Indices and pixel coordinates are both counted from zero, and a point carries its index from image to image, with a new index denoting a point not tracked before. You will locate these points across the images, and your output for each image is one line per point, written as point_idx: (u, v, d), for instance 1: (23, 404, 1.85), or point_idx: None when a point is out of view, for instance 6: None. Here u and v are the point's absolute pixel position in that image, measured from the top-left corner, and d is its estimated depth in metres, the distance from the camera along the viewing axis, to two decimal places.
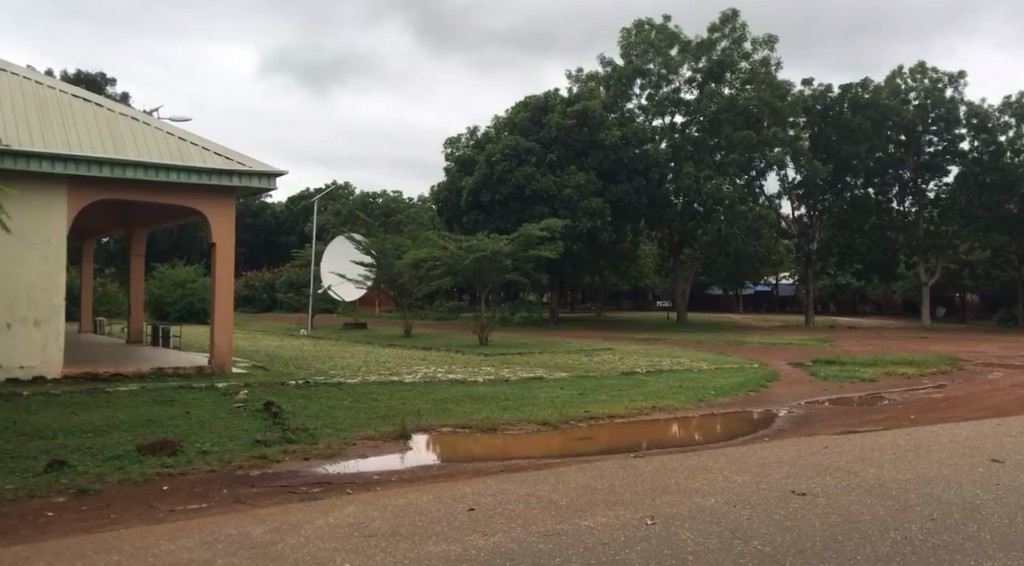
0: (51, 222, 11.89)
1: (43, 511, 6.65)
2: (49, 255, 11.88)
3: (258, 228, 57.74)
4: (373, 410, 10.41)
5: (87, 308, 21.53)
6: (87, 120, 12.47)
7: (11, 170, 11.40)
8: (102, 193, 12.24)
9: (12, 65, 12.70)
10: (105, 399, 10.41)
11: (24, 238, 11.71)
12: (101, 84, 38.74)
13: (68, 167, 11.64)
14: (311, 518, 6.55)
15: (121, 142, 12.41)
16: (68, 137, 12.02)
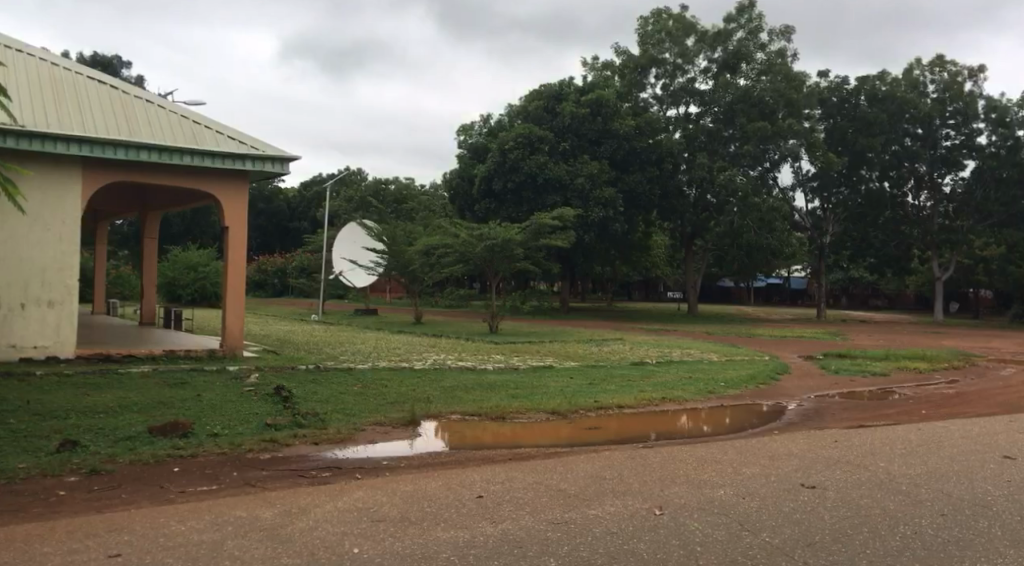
0: (65, 203, 11.93)
1: (55, 491, 6.71)
2: (63, 237, 11.94)
3: (270, 213, 57.95)
4: (383, 396, 10.44)
5: (99, 290, 21.63)
6: (102, 103, 12.49)
7: (26, 152, 11.42)
8: (116, 176, 12.26)
9: (29, 47, 12.74)
10: (117, 380, 10.47)
11: (39, 219, 11.77)
12: (117, 66, 38.91)
13: (82, 148, 11.67)
14: (319, 503, 6.58)
15: (135, 125, 12.42)
16: (82, 119, 12.03)
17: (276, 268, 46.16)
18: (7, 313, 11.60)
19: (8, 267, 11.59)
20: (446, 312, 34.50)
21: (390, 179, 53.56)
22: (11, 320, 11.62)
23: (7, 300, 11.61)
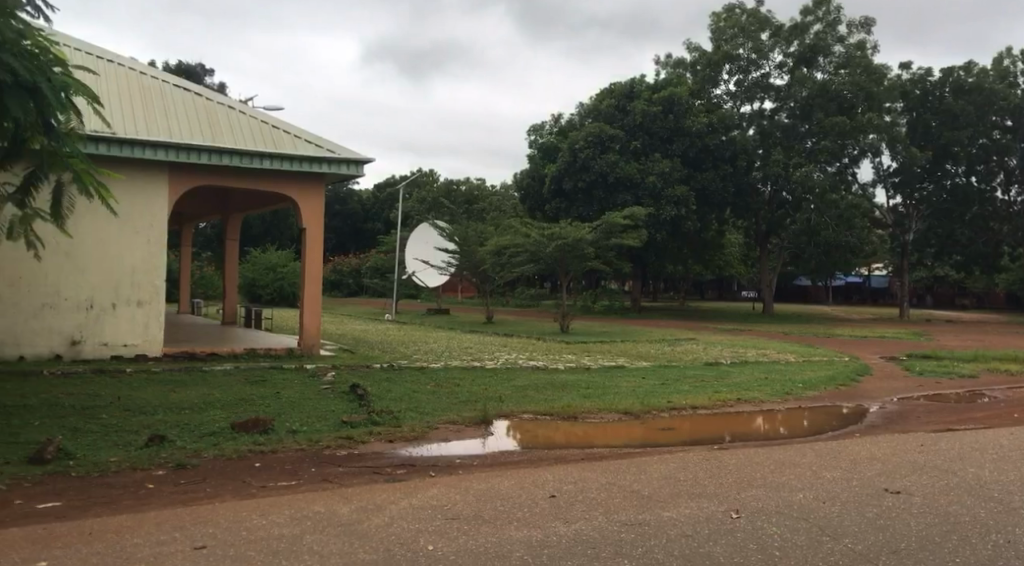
0: (154, 207, 12.44)
1: (144, 484, 7.00)
2: (152, 239, 12.46)
3: (346, 215, 59.27)
4: (455, 394, 10.58)
5: (185, 290, 22.46)
6: (186, 110, 12.94)
7: (116, 158, 11.91)
8: (200, 180, 12.69)
9: (116, 56, 13.26)
10: (202, 378, 10.83)
11: (130, 222, 12.30)
12: (201, 73, 40.24)
13: (168, 154, 12.11)
14: (395, 500, 6.69)
15: (217, 131, 12.82)
16: (168, 125, 12.48)
17: (351, 268, 47.09)
18: (100, 313, 12.12)
19: (100, 269, 12.12)
20: (518, 312, 34.62)
21: (461, 179, 53.99)
22: (103, 320, 12.14)
23: (100, 300, 12.13)
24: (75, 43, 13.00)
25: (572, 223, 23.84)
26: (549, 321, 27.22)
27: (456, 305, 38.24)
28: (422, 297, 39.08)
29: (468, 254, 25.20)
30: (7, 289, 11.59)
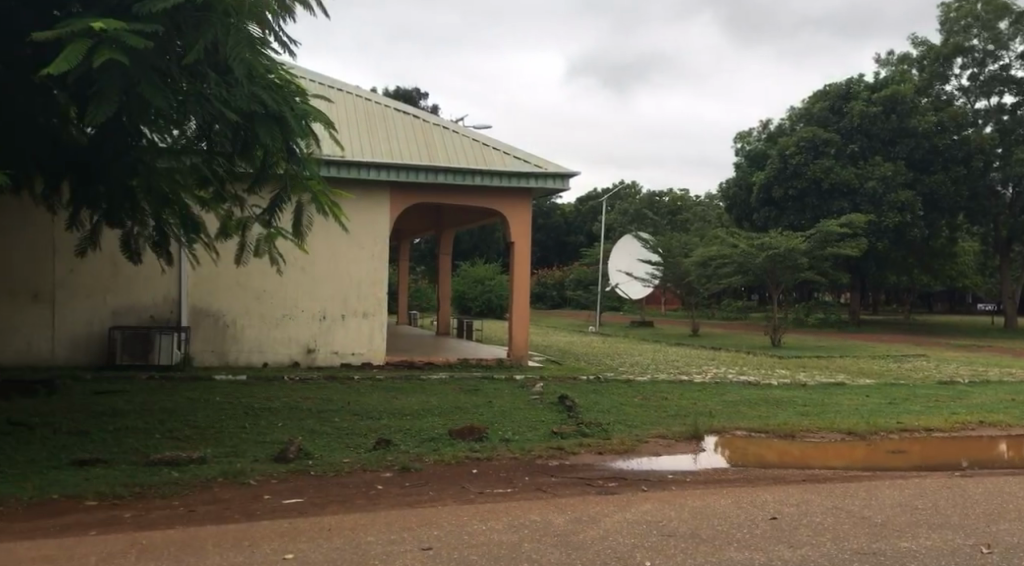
0: (377, 223, 13.27)
1: (373, 484, 7.46)
2: (375, 254, 13.29)
3: (550, 229, 60.79)
4: (664, 408, 10.44)
5: (404, 302, 23.93)
6: (405, 131, 13.77)
7: (345, 179, 12.90)
8: (417, 198, 13.43)
9: (345, 84, 14.39)
10: (420, 386, 11.41)
11: (357, 239, 13.20)
12: (417, 98, 42.72)
13: (389, 174, 12.95)
14: (608, 513, 6.69)
15: (433, 150, 13.53)
16: (390, 147, 13.34)
17: (554, 281, 48.07)
18: (331, 324, 13.10)
19: (331, 283, 13.12)
20: (723, 324, 33.79)
21: (663, 190, 53.57)
22: (334, 330, 13.13)
23: (331, 311, 13.12)
24: (309, 74, 14.11)
25: (784, 233, 22.89)
26: (760, 334, 26.30)
27: (658, 317, 37.93)
28: (624, 309, 39.12)
29: (674, 266, 25.16)
30: (254, 301, 12.85)
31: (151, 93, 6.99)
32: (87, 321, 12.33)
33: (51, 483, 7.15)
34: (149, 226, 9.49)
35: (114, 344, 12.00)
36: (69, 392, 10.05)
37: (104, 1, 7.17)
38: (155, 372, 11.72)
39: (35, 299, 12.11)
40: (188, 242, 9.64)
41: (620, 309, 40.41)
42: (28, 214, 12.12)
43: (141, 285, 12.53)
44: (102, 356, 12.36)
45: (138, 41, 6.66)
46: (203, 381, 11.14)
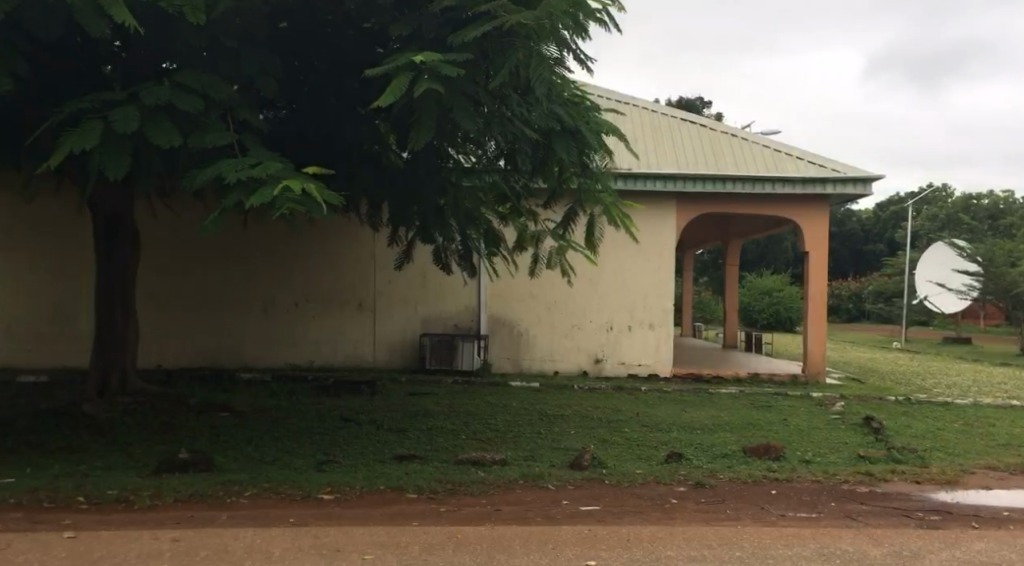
0: (664, 234, 13.56)
1: (668, 498, 7.37)
2: (662, 265, 13.59)
3: (844, 237, 57.56)
4: (994, 437, 9.27)
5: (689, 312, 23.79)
6: (692, 141, 13.92)
7: (636, 191, 13.31)
8: (705, 207, 13.51)
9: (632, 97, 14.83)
10: (708, 400, 11.17)
11: (645, 250, 13.59)
12: (701, 107, 42.46)
13: (679, 184, 13.17)
14: (933, 550, 6.03)
15: (722, 159, 13.55)
16: (678, 157, 13.56)
17: (850, 293, 45.29)
18: (618, 334, 13.53)
19: (619, 294, 13.56)
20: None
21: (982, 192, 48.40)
22: (621, 341, 13.55)
23: (619, 322, 13.54)
24: (595, 89, 14.35)
25: None
26: None
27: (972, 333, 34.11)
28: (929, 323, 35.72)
29: (999, 276, 22.51)
30: (545, 311, 13.61)
31: (461, 117, 7.58)
32: (400, 329, 13.71)
33: (378, 475, 7.97)
34: (457, 241, 9.98)
35: (424, 350, 13.22)
36: (387, 395, 10.93)
37: (420, 35, 7.87)
38: (459, 378, 12.75)
39: (359, 307, 13.67)
40: (490, 255, 10.09)
41: (925, 324, 36.85)
42: (351, 231, 13.69)
43: (446, 295, 13.70)
44: (412, 360, 13.67)
45: (452, 69, 7.29)
46: (501, 388, 11.66)
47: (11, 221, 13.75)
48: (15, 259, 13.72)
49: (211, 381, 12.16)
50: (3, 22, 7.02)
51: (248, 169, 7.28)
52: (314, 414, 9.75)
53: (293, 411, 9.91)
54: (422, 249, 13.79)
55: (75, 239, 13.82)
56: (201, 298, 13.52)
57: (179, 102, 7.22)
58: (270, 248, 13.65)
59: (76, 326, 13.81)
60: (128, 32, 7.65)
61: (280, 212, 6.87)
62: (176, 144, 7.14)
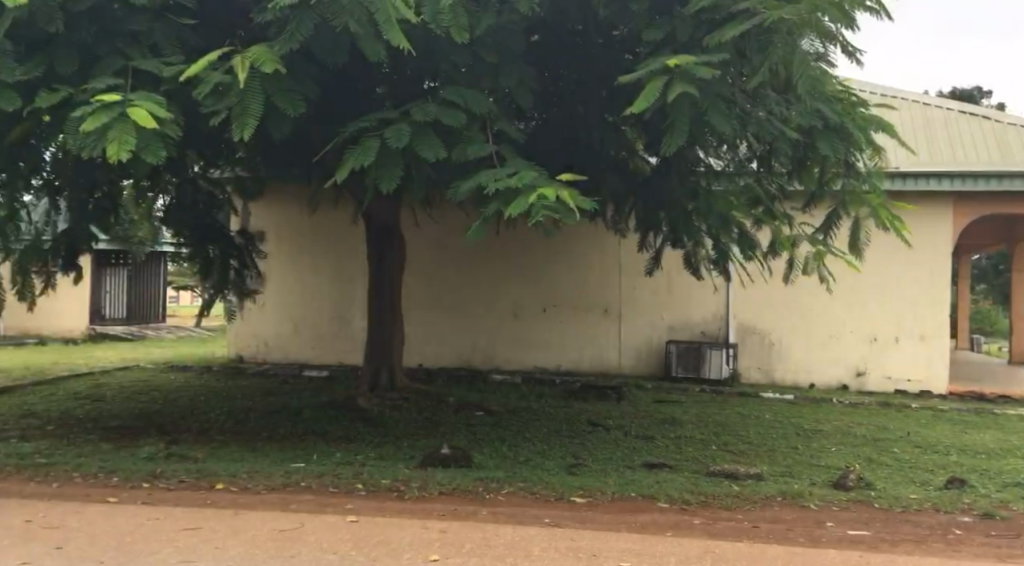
0: (940, 238, 13.13)
1: (951, 528, 6.68)
2: (935, 273, 13.12)
3: None
4: None
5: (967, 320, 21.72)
6: (975, 137, 13.41)
7: (916, 190, 12.98)
8: (991, 208, 13.01)
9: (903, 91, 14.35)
10: (990, 421, 10.16)
11: (917, 257, 13.20)
12: (978, 98, 38.50)
13: (968, 182, 12.73)
14: None
15: (1011, 155, 12.99)
16: (961, 155, 13.12)
17: None
18: (885, 345, 13.26)
19: (886, 303, 13.29)
20: None
21: None
22: (888, 352, 13.25)
23: (886, 333, 13.26)
24: (857, 83, 13.74)
25: None
26: None
27: None
28: None
29: None
30: (801, 319, 13.65)
31: (716, 120, 7.30)
32: (645, 334, 14.27)
33: (629, 481, 7.98)
34: (707, 247, 10.15)
35: (671, 358, 13.82)
36: (634, 401, 11.60)
37: (674, 39, 7.72)
38: (707, 387, 13.31)
39: (605, 313, 14.38)
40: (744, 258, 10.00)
41: None
42: (599, 239, 14.45)
43: (693, 301, 14.08)
44: (657, 366, 14.20)
45: (707, 71, 6.99)
46: (750, 400, 12.00)
47: (299, 231, 15.40)
48: (300, 266, 15.37)
49: (468, 382, 13.67)
50: (296, 52, 7.77)
51: (504, 178, 7.44)
52: (564, 416, 10.45)
53: (544, 412, 10.66)
54: (670, 258, 14.15)
55: (349, 247, 15.17)
56: (461, 302, 14.90)
57: (444, 119, 7.58)
58: (522, 255, 14.73)
59: (351, 327, 15.12)
60: (402, 57, 8.22)
61: (537, 220, 6.92)
62: (441, 157, 7.48)
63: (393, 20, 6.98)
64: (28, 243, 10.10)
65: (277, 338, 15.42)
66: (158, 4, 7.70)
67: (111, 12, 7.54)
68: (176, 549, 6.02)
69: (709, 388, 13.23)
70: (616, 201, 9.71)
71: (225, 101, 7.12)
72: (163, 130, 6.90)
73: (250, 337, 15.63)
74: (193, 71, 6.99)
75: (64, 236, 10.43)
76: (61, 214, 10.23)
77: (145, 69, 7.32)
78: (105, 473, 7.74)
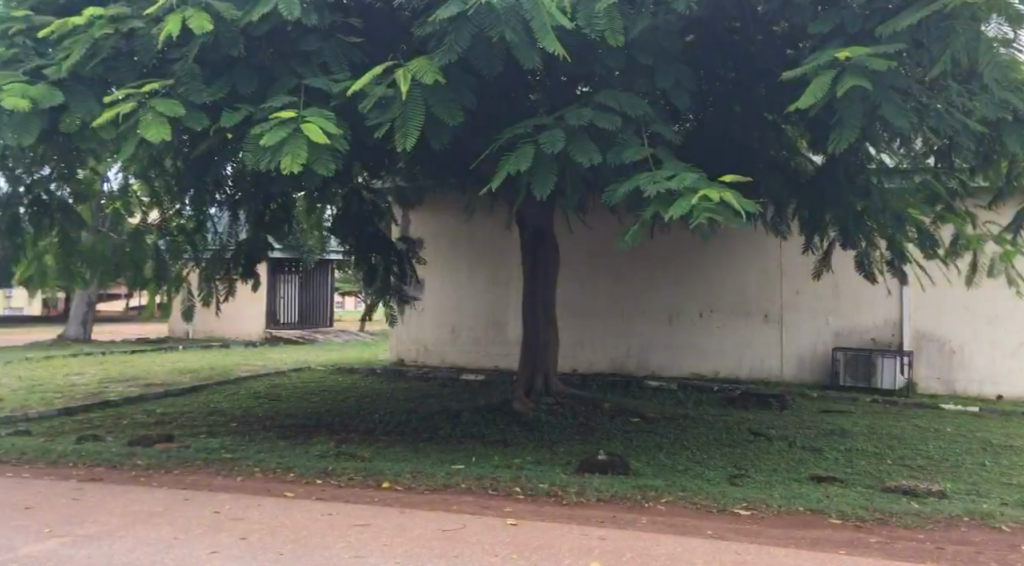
0: None
1: None
2: None
3: None
4: None
5: None
6: None
7: None
8: None
9: None
10: None
11: None
12: None
13: None
14: None
15: None
16: None
17: None
18: None
19: None
20: None
21: None
22: None
23: None
24: None
25: None
26: None
27: None
28: None
29: None
30: (986, 324, 12.92)
31: (892, 113, 6.70)
32: (810, 342, 13.76)
33: (796, 494, 7.59)
34: (883, 248, 9.70)
35: (837, 365, 13.31)
36: (798, 409, 11.56)
37: (844, 29, 7.30)
38: (880, 397, 12.69)
39: (765, 319, 13.99)
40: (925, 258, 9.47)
41: None
42: (758, 243, 14.11)
43: (862, 306, 13.52)
44: (824, 374, 13.67)
45: (882, 62, 6.45)
46: (931, 412, 11.68)
47: (455, 238, 15.81)
48: (456, 272, 15.79)
49: (623, 387, 13.62)
50: (456, 63, 7.94)
51: (663, 180, 6.91)
52: (725, 425, 10.45)
53: (704, 420, 10.72)
54: (840, 261, 13.62)
55: (503, 253, 15.43)
56: (614, 308, 14.86)
57: (599, 122, 7.39)
58: (677, 261, 14.56)
59: (505, 332, 15.35)
60: (559, 64, 8.24)
61: (698, 224, 6.34)
62: (595, 162, 7.26)
63: (548, 28, 7.00)
64: (213, 251, 11.11)
65: (435, 342, 15.90)
66: (327, 25, 8.08)
67: (288, 34, 8.00)
68: (349, 544, 6.12)
69: (882, 398, 12.58)
70: (778, 203, 9.35)
71: (389, 114, 7.31)
72: (335, 144, 7.17)
73: (411, 341, 16.19)
74: (358, 85, 7.19)
75: (245, 246, 11.07)
76: (242, 226, 10.94)
77: (315, 87, 7.64)
78: (282, 469, 8.20)
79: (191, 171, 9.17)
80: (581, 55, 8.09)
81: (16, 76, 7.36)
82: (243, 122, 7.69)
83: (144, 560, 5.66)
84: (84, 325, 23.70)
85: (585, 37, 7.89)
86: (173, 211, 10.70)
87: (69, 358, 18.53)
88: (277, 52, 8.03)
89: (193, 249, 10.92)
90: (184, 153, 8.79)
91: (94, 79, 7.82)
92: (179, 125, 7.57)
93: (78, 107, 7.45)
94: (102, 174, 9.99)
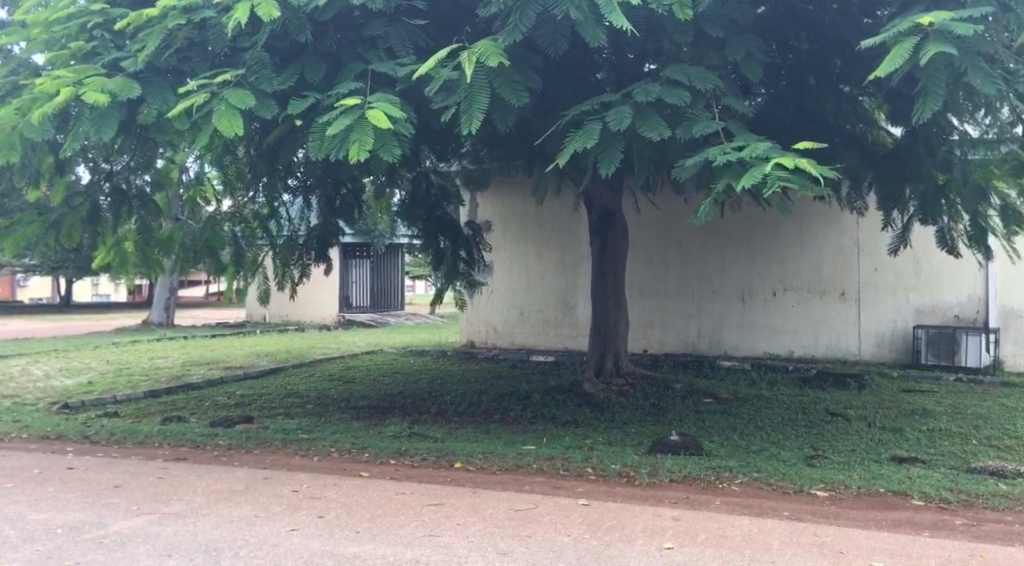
0: None
1: None
2: None
3: None
4: None
5: None
6: None
7: None
8: None
9: None
10: None
11: None
12: None
13: None
14: None
15: None
16: None
17: None
18: None
19: None
20: None
21: None
22: None
23: None
24: None
25: None
26: None
27: None
28: None
29: None
30: None
31: (977, 81, 6.27)
32: (889, 320, 13.39)
33: (876, 476, 7.39)
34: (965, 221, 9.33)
35: (919, 344, 12.96)
36: (878, 389, 11.27)
37: None
38: (963, 376, 12.26)
39: (842, 297, 13.65)
40: (1014, 232, 9.07)
41: None
42: (834, 220, 13.73)
43: (946, 282, 13.11)
44: (905, 354, 13.28)
45: (969, 27, 6.10)
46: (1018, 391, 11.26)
47: (524, 220, 15.80)
48: (525, 255, 15.81)
49: (695, 368, 13.48)
50: (521, 43, 7.86)
51: (735, 152, 6.69)
52: (802, 404, 10.25)
53: (779, 400, 10.55)
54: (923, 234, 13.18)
55: (572, 235, 15.36)
56: (684, 289, 14.69)
57: (669, 97, 7.19)
58: (749, 239, 14.30)
59: (574, 315, 15.32)
60: (627, 40, 8.09)
61: (772, 192, 6.10)
62: (666, 137, 7.07)
63: (614, 2, 6.80)
64: (287, 236, 11.21)
65: (505, 325, 15.99)
66: (393, 9, 8.08)
67: (355, 20, 8.04)
68: (423, 523, 6.20)
69: (966, 377, 12.13)
70: (854, 177, 9.04)
71: (454, 95, 7.23)
72: (398, 128, 7.14)
73: (480, 324, 16.35)
74: (424, 69, 7.12)
75: (318, 232, 11.21)
76: (314, 211, 11.29)
77: (381, 72, 7.66)
78: (358, 449, 8.36)
79: (264, 160, 9.39)
80: (648, 30, 7.92)
81: (96, 68, 7.59)
82: (312, 109, 7.76)
83: (226, 537, 5.83)
84: (167, 310, 24.44)
85: (652, 12, 7.73)
86: (247, 200, 10.80)
87: (154, 343, 19.20)
88: (346, 38, 8.05)
89: (267, 235, 10.89)
90: (258, 140, 8.96)
91: (169, 70, 8.00)
92: (250, 113, 7.69)
93: (153, 98, 7.60)
94: (179, 165, 10.27)
